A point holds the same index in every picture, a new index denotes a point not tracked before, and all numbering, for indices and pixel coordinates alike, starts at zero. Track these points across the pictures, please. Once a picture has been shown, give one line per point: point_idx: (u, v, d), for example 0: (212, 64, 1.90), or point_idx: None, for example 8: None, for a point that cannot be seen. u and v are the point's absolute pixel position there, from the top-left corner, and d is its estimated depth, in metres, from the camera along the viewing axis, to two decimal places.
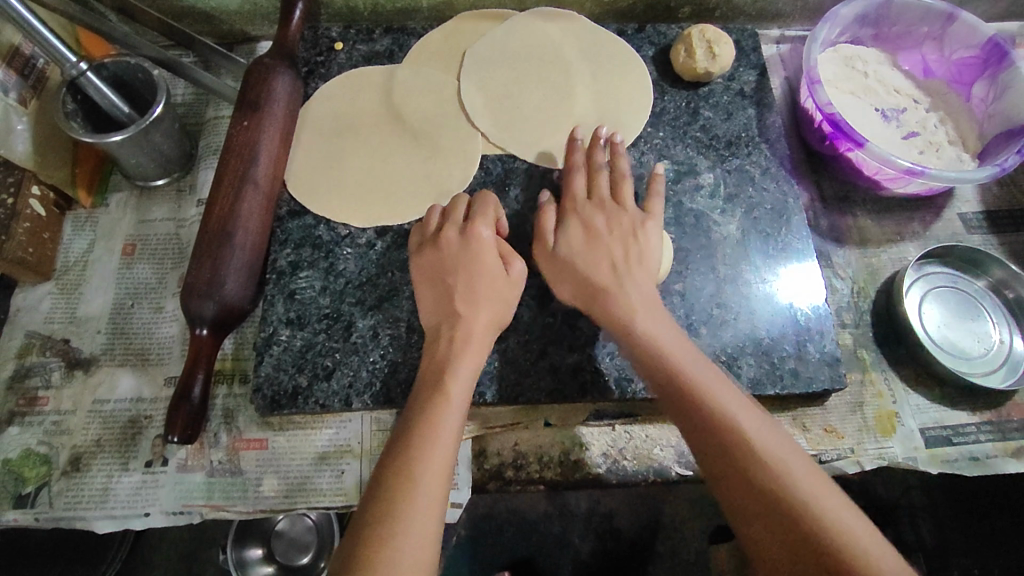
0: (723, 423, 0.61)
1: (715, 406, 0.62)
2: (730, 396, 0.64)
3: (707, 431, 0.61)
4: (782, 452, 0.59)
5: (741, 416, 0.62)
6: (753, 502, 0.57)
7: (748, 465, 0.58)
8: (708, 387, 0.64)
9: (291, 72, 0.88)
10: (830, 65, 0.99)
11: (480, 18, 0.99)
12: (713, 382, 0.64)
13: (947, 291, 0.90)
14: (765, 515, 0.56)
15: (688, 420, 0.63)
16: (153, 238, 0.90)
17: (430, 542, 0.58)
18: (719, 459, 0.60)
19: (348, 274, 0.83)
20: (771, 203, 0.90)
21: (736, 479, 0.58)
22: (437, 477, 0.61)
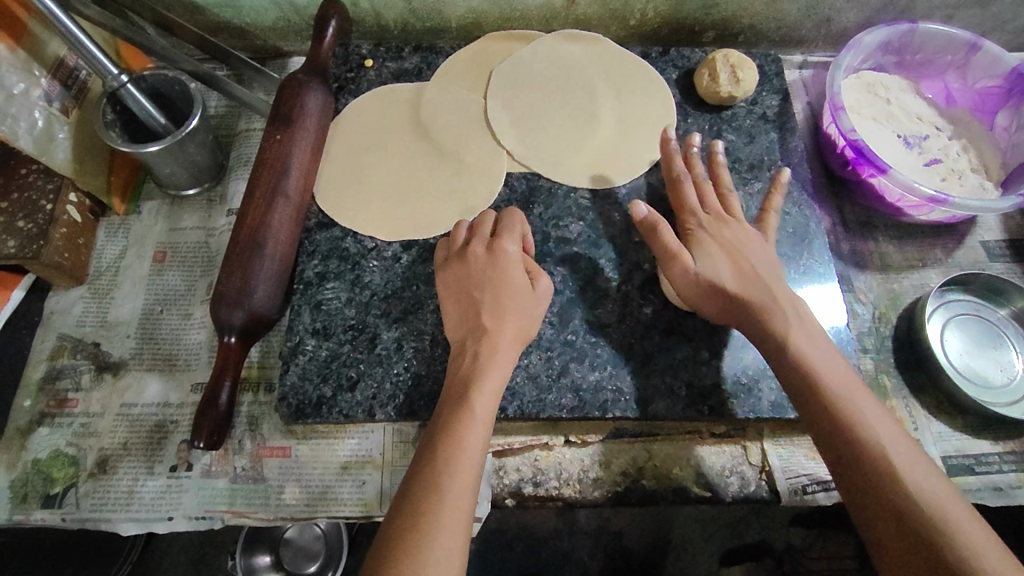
0: (870, 428, 0.63)
1: (858, 417, 0.63)
2: (869, 400, 0.66)
3: (854, 445, 0.62)
4: (908, 452, 0.61)
5: (870, 414, 0.64)
6: (868, 500, 0.59)
7: (874, 460, 0.60)
8: (851, 401, 0.65)
9: (323, 88, 0.90)
10: (852, 92, 1.00)
11: (507, 39, 1.01)
12: (853, 391, 0.66)
13: (969, 319, 0.90)
14: (895, 516, 0.57)
15: (818, 431, 0.65)
16: (183, 246, 0.92)
17: (456, 559, 0.58)
18: (863, 470, 0.61)
19: (373, 286, 0.84)
20: (793, 227, 0.91)
21: (858, 469, 0.61)
22: (463, 492, 0.62)
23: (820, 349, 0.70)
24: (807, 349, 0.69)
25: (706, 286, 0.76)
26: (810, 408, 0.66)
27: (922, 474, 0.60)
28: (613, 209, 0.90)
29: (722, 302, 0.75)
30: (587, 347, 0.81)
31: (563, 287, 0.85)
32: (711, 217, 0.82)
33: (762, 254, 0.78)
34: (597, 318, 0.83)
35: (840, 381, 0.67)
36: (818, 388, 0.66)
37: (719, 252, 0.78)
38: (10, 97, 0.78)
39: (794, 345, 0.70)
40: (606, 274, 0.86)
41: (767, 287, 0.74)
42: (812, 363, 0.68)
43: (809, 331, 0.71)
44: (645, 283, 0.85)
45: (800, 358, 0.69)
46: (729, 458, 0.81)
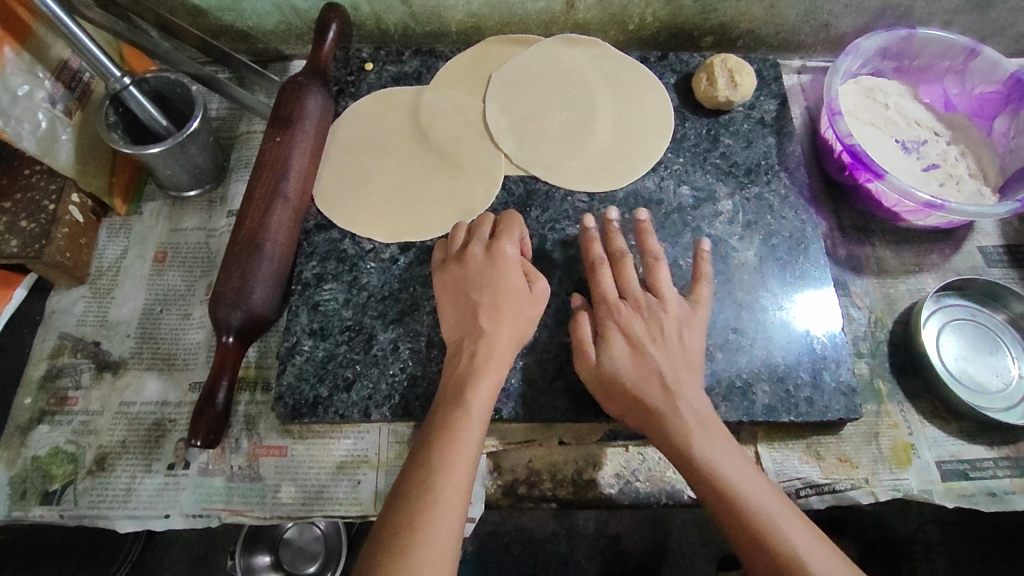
0: (728, 477, 0.65)
1: (688, 446, 0.67)
2: (741, 461, 0.67)
3: (723, 492, 0.64)
4: (766, 495, 0.64)
5: (728, 465, 0.66)
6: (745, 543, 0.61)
7: (729, 507, 0.63)
8: (706, 452, 0.67)
9: (323, 91, 0.91)
10: (850, 97, 1.00)
11: (507, 43, 1.02)
12: (717, 446, 0.67)
13: (965, 324, 0.90)
14: (754, 550, 0.61)
15: (687, 475, 0.67)
16: (183, 246, 0.93)
17: (447, 558, 0.59)
18: (736, 524, 0.62)
19: (371, 287, 0.85)
20: (790, 231, 0.91)
21: (727, 522, 0.63)
22: (456, 492, 0.62)
23: (687, 398, 0.70)
24: (660, 400, 0.70)
25: (607, 378, 0.74)
26: (675, 458, 0.68)
27: (767, 501, 0.63)
28: (610, 212, 0.91)
29: (634, 415, 0.73)
30: None
31: (559, 290, 0.85)
32: (628, 307, 0.77)
33: (686, 335, 0.75)
34: None
35: (701, 434, 0.68)
36: (672, 431, 0.69)
37: (621, 339, 0.74)
38: (15, 99, 0.79)
39: (655, 386, 0.71)
40: None
41: (660, 321, 0.75)
42: (654, 408, 0.70)
43: (679, 363, 0.73)
44: None
45: (648, 398, 0.71)
46: None
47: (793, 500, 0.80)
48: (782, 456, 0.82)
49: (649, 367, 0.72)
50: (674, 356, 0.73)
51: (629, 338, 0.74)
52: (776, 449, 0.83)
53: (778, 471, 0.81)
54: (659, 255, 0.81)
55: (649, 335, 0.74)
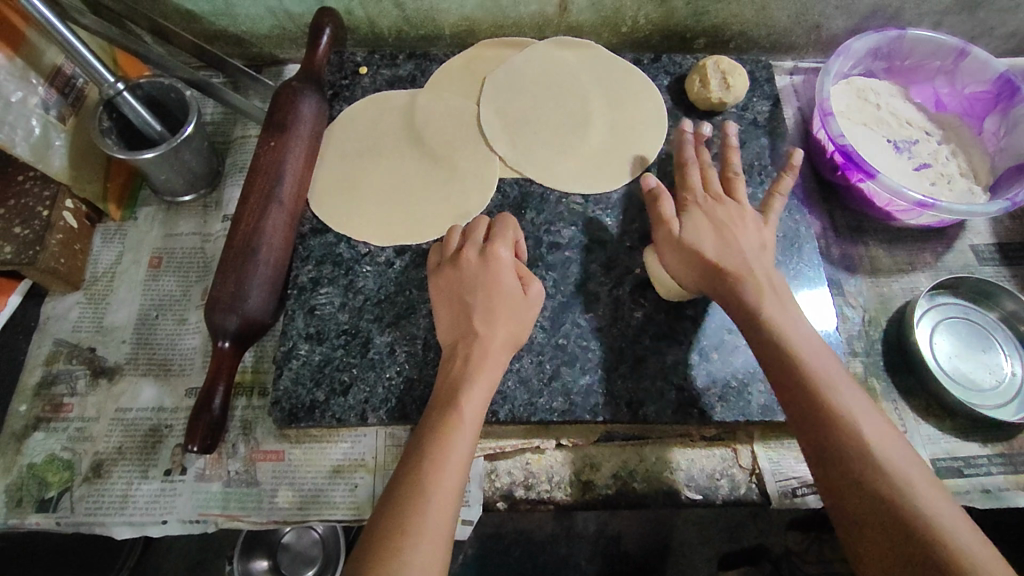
0: (892, 466, 0.59)
1: (834, 400, 0.63)
2: (900, 445, 0.61)
3: (868, 467, 0.59)
4: (896, 447, 0.60)
5: (896, 453, 0.60)
6: (885, 537, 0.56)
7: (893, 491, 0.57)
8: (874, 437, 0.61)
9: (317, 95, 0.91)
10: (841, 98, 1.01)
11: (501, 46, 1.02)
12: (877, 432, 0.61)
13: (958, 322, 0.91)
14: (895, 554, 0.55)
15: (816, 442, 0.62)
16: (178, 251, 0.93)
17: (437, 561, 0.59)
18: (863, 505, 0.58)
19: (366, 291, 0.85)
20: (783, 231, 0.91)
21: (855, 496, 0.58)
22: (448, 495, 0.62)
23: (851, 384, 0.65)
24: (834, 381, 0.65)
25: (689, 252, 0.76)
26: (801, 408, 0.64)
27: (883, 438, 0.61)
28: (605, 213, 0.91)
29: (772, 371, 0.68)
30: (578, 351, 0.82)
31: (554, 292, 0.86)
32: (712, 201, 0.80)
33: (753, 235, 0.77)
34: (589, 323, 0.84)
35: (861, 408, 0.63)
36: (820, 403, 0.63)
37: (702, 218, 0.78)
38: (7, 106, 0.79)
39: (821, 371, 0.65)
40: (597, 278, 0.87)
41: (750, 262, 0.74)
42: (822, 396, 0.64)
43: (817, 347, 0.68)
44: (636, 288, 0.86)
45: (823, 396, 0.64)
46: (719, 461, 0.82)
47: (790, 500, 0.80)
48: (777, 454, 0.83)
49: (729, 240, 0.76)
50: (789, 321, 0.70)
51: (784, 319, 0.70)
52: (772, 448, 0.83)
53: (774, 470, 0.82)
54: (737, 170, 0.83)
55: (727, 219, 0.77)
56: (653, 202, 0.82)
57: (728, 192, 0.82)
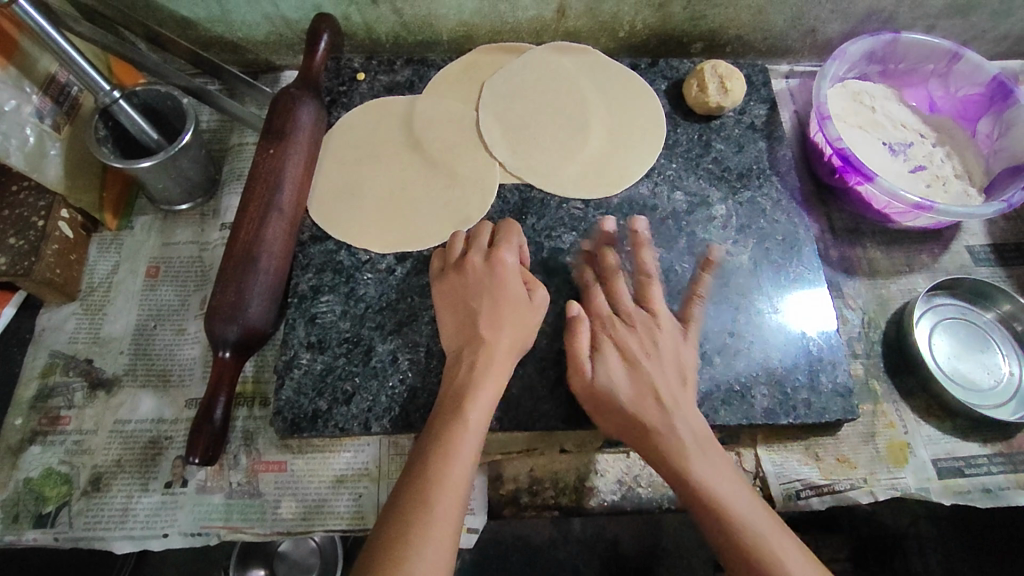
0: (754, 533, 0.64)
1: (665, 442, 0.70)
2: (740, 493, 0.67)
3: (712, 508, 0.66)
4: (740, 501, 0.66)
5: (726, 488, 0.67)
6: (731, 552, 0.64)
7: (726, 519, 0.65)
8: (708, 471, 0.68)
9: (315, 102, 0.90)
10: (838, 102, 1.03)
11: (498, 51, 1.02)
12: (725, 478, 0.68)
13: (955, 323, 0.92)
14: (743, 571, 0.62)
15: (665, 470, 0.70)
16: (176, 260, 0.92)
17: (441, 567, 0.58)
18: (720, 536, 0.65)
19: (368, 299, 0.85)
20: (782, 234, 0.92)
21: (712, 528, 0.66)
22: (453, 501, 0.62)
23: (685, 418, 0.72)
24: (670, 421, 0.71)
25: (604, 398, 0.74)
26: (650, 458, 0.71)
27: (732, 489, 0.67)
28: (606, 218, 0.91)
29: (628, 434, 0.73)
30: None
31: (557, 297, 0.85)
32: (624, 324, 0.78)
33: (680, 350, 0.78)
34: None
35: (692, 437, 0.70)
36: (648, 439, 0.71)
37: (613, 354, 0.76)
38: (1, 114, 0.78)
39: (642, 413, 0.72)
40: None
41: (653, 377, 0.74)
42: (663, 431, 0.71)
43: (684, 404, 0.73)
44: None
45: (653, 431, 0.71)
46: None
47: (793, 502, 0.80)
48: (781, 458, 0.83)
49: (643, 383, 0.73)
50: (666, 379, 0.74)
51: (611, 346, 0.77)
52: (776, 452, 0.83)
53: (778, 473, 0.82)
54: (652, 273, 0.83)
55: (641, 349, 0.76)
56: (586, 261, 0.87)
57: (642, 301, 0.81)
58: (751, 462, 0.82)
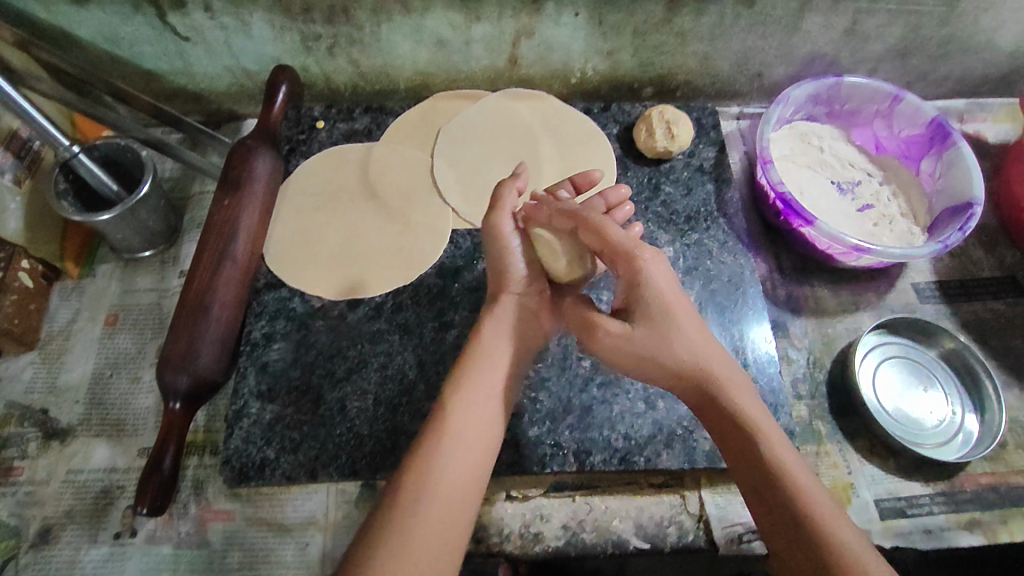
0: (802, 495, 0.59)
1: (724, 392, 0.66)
2: (794, 453, 0.63)
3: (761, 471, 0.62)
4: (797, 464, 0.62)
5: (787, 455, 0.62)
6: (759, 495, 0.62)
7: (763, 480, 0.62)
8: (768, 431, 0.64)
9: (272, 153, 0.92)
10: (785, 144, 1.06)
11: (454, 98, 1.05)
12: (785, 449, 0.63)
13: (896, 364, 0.94)
14: (782, 528, 0.59)
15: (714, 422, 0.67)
16: (135, 308, 0.94)
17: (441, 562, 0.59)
18: (746, 472, 0.63)
19: (319, 346, 0.87)
20: (729, 275, 0.94)
21: (747, 469, 0.63)
22: (447, 500, 0.61)
23: (732, 371, 0.68)
24: (738, 381, 0.67)
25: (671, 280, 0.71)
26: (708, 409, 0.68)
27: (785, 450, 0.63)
28: None
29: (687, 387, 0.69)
30: (526, 402, 0.83)
31: None
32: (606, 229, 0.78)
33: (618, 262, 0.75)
34: (537, 373, 0.85)
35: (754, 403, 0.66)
36: (706, 385, 0.67)
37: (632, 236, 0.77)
38: None
39: (692, 354, 0.68)
40: None
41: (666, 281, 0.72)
42: (720, 378, 0.67)
43: (717, 349, 0.69)
44: None
45: (704, 374, 0.67)
46: (668, 509, 0.83)
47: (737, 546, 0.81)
48: (725, 500, 0.83)
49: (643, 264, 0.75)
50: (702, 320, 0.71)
51: (679, 306, 0.69)
52: (720, 494, 0.84)
53: (721, 516, 0.82)
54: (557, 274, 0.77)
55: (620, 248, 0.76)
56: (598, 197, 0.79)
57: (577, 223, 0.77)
58: (695, 506, 0.83)
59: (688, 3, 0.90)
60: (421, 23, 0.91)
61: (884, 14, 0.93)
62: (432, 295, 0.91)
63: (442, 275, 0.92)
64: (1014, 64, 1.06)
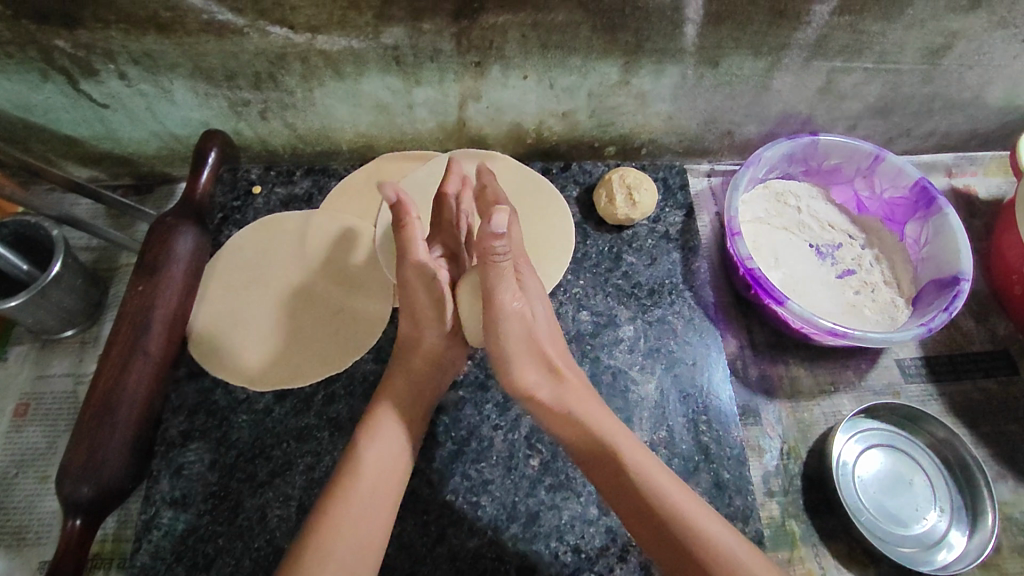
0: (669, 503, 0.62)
1: (583, 410, 0.68)
2: (660, 468, 0.65)
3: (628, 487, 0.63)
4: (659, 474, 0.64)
5: (630, 448, 0.66)
6: (629, 513, 0.63)
7: (631, 494, 0.63)
8: (620, 443, 0.66)
9: (196, 229, 0.85)
10: (759, 205, 0.98)
11: (402, 160, 0.98)
12: (640, 454, 0.65)
13: (877, 456, 0.85)
14: (656, 539, 0.61)
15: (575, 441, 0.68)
16: (48, 397, 0.87)
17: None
18: (617, 498, 0.64)
19: (240, 445, 0.80)
20: (691, 357, 0.87)
21: (619, 492, 0.64)
22: (344, 574, 0.59)
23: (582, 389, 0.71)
24: (587, 397, 0.70)
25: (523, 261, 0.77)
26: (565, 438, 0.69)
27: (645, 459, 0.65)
28: None
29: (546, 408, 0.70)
30: (466, 509, 0.76)
31: (445, 437, 0.80)
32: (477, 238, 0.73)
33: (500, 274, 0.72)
34: (479, 474, 0.78)
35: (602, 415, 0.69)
36: (582, 427, 0.67)
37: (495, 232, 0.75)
38: None
39: (545, 388, 0.70)
40: (491, 420, 0.81)
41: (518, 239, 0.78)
42: (569, 407, 0.69)
43: (560, 371, 0.71)
44: (532, 432, 0.80)
45: (565, 398, 0.69)
46: None
47: None
48: None
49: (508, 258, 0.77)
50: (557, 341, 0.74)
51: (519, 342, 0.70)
52: None
53: None
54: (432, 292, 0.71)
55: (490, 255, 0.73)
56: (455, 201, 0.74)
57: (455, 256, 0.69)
58: None
59: (644, 65, 0.82)
60: (357, 87, 0.84)
61: (859, 73, 0.86)
62: (369, 385, 0.84)
63: (381, 360, 0.85)
64: (1003, 119, 0.99)
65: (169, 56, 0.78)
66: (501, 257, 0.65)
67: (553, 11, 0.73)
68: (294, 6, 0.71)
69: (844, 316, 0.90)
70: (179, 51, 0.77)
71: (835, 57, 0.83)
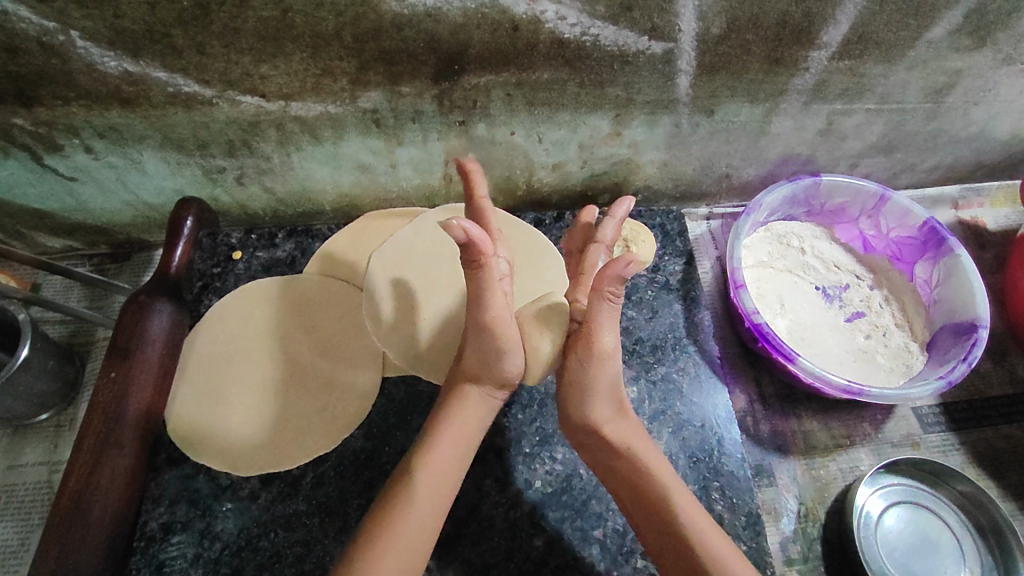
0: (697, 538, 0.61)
1: (639, 452, 0.66)
2: (695, 504, 0.64)
3: (659, 513, 0.63)
4: (697, 515, 0.63)
5: (703, 526, 0.62)
6: None
7: (665, 526, 0.62)
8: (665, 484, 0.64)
9: (172, 304, 0.80)
10: (763, 248, 0.93)
11: (389, 216, 0.94)
12: (731, 555, 0.60)
13: (900, 512, 0.81)
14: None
15: (623, 475, 0.67)
16: (20, 487, 0.83)
17: (426, 533, 0.61)
18: (665, 554, 0.63)
19: (225, 536, 0.74)
20: (701, 418, 0.82)
21: (653, 528, 0.64)
22: (423, 511, 0.61)
23: (640, 434, 0.68)
24: (643, 448, 0.67)
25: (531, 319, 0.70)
26: (614, 481, 0.68)
27: (684, 499, 0.63)
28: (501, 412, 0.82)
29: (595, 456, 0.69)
30: None
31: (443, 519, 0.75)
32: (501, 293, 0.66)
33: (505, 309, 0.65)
34: (481, 559, 0.73)
35: (665, 466, 0.66)
36: (627, 466, 0.66)
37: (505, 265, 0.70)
38: None
39: (617, 438, 0.67)
40: (491, 498, 0.76)
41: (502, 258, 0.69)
42: (632, 456, 0.66)
43: (632, 426, 0.68)
44: (535, 509, 0.76)
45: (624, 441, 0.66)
46: None
47: None
48: None
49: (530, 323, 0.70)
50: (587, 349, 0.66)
51: (607, 391, 0.65)
52: None
53: None
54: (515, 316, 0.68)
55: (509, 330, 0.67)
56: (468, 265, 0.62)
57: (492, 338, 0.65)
58: None
59: (637, 116, 0.79)
60: (336, 150, 0.81)
61: (860, 114, 0.83)
62: (358, 465, 0.79)
63: (371, 436, 0.81)
64: (1007, 151, 0.96)
65: (136, 129, 0.74)
66: (615, 300, 0.61)
67: (539, 70, 0.70)
68: (265, 75, 0.68)
69: (857, 364, 0.86)
70: (146, 123, 0.73)
71: (835, 100, 0.80)
